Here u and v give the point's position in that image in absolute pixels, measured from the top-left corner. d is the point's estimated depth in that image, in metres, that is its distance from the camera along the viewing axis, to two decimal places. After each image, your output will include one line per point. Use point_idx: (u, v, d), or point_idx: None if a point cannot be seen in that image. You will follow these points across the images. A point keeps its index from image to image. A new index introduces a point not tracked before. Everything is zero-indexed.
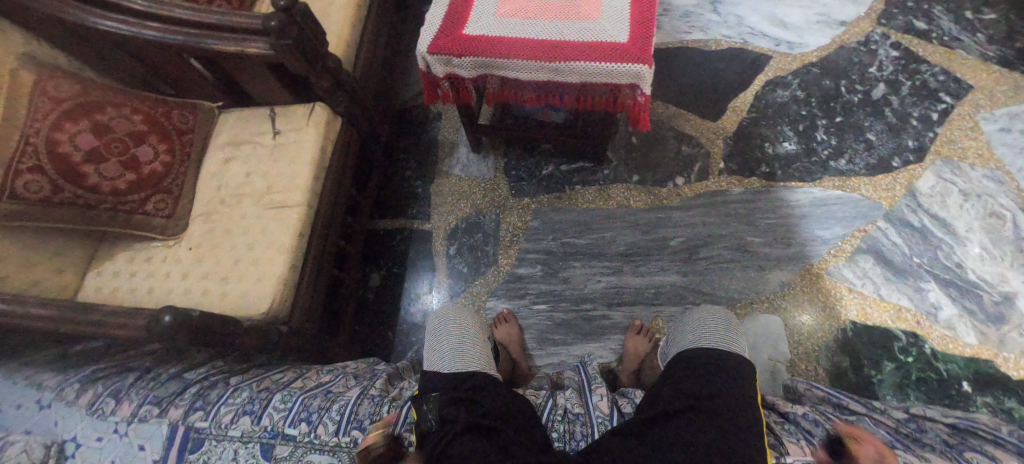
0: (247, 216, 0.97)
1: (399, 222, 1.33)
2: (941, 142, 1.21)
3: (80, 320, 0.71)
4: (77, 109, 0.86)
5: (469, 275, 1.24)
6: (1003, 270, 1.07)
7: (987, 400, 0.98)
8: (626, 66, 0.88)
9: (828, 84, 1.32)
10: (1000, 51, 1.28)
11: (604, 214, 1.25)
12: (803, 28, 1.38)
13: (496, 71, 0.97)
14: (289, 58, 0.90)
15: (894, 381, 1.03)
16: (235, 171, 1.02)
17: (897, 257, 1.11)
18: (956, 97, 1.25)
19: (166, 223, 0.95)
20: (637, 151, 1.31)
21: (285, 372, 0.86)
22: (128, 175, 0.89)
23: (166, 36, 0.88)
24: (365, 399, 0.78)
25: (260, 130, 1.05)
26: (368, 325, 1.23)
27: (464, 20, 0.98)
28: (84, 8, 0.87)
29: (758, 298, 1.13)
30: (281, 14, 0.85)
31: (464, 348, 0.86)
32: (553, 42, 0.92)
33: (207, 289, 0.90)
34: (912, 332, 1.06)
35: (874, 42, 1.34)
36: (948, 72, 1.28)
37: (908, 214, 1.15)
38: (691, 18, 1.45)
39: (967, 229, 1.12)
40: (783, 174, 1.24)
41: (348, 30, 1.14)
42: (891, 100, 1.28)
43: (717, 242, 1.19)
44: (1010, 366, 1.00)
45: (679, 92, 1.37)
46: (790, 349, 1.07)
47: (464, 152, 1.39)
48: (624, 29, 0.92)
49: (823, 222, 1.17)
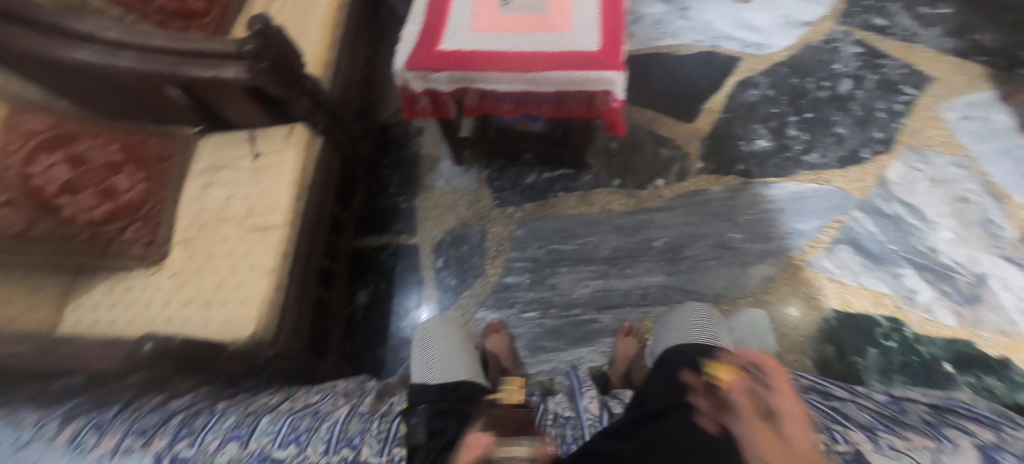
0: (229, 240, 0.96)
1: (384, 238, 1.33)
2: (906, 132, 1.25)
3: (58, 353, 0.70)
4: (52, 141, 0.86)
5: (458, 287, 1.25)
6: (974, 252, 1.11)
7: (970, 380, 1.01)
8: (600, 74, 0.91)
9: (796, 82, 1.36)
10: (956, 43, 1.34)
11: (588, 219, 1.27)
12: (769, 30, 1.43)
13: (473, 84, 0.99)
14: (266, 81, 0.92)
15: (879, 366, 1.05)
16: (215, 195, 1.02)
17: (873, 245, 1.15)
18: (917, 89, 1.30)
19: (146, 251, 0.95)
20: (616, 156, 1.33)
21: (272, 395, 0.85)
22: (106, 204, 0.89)
23: (141, 65, 0.88)
24: (354, 416, 0.78)
25: (240, 154, 1.06)
26: (358, 343, 1.22)
27: (439, 36, 0.99)
28: (55, 42, 0.87)
29: (743, 293, 1.15)
30: (257, 38, 0.85)
31: (451, 362, 0.87)
32: (528, 54, 0.94)
33: (190, 316, 0.89)
34: (892, 317, 1.08)
35: (837, 40, 1.39)
36: (908, 65, 1.33)
37: (880, 202, 1.19)
38: (661, 25, 1.49)
39: (937, 215, 1.15)
40: (758, 170, 1.27)
41: (326, 51, 1.15)
42: (857, 95, 1.32)
43: (700, 240, 1.21)
44: (988, 345, 1.03)
45: (654, 96, 1.40)
46: (776, 341, 1.09)
47: (447, 165, 1.40)
48: (595, 38, 0.94)
49: (800, 215, 1.20)
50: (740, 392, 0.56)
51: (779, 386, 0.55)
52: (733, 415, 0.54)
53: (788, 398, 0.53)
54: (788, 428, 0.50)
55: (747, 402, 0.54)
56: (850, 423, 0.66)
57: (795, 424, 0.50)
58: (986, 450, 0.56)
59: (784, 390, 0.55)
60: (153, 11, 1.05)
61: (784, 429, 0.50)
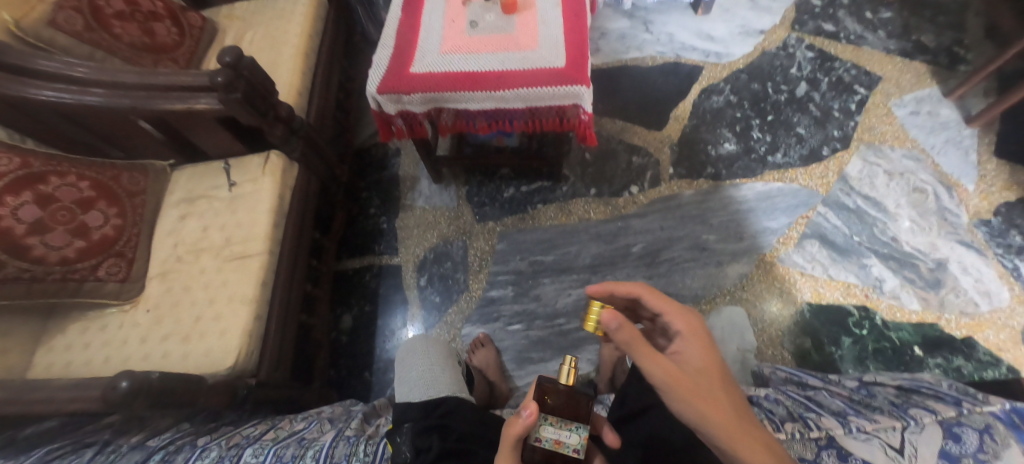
0: (206, 271, 0.95)
1: (367, 260, 1.33)
2: (861, 129, 1.32)
3: (30, 397, 0.68)
4: (18, 181, 0.83)
5: (442, 304, 1.25)
6: (933, 239, 1.17)
7: (938, 361, 1.06)
8: (568, 88, 0.94)
9: (756, 87, 1.42)
10: (900, 44, 1.42)
11: (567, 229, 1.30)
12: (728, 39, 1.50)
13: (446, 104, 1.01)
14: (238, 111, 0.93)
15: (854, 354, 1.09)
16: (191, 226, 1.01)
17: (839, 238, 1.19)
18: (868, 88, 1.38)
19: (120, 287, 0.93)
20: (591, 166, 1.37)
21: (256, 425, 0.84)
22: (78, 242, 0.87)
23: (111, 100, 0.88)
24: (341, 440, 0.77)
25: (215, 184, 1.06)
26: (344, 368, 1.21)
27: (410, 59, 1.02)
28: (21, 81, 0.86)
29: (720, 292, 1.18)
30: (227, 69, 0.88)
31: (437, 377, 0.87)
32: (497, 72, 0.97)
33: (168, 351, 0.88)
34: (863, 305, 1.13)
35: (792, 46, 1.47)
36: (858, 67, 1.41)
37: (843, 197, 1.24)
38: (627, 39, 1.55)
39: (896, 206, 1.21)
40: (727, 173, 1.32)
41: (299, 78, 1.17)
42: (814, 96, 1.39)
43: (676, 243, 1.24)
44: (953, 327, 1.08)
45: (624, 107, 1.45)
46: (755, 337, 1.12)
47: (426, 184, 1.41)
48: (560, 54, 0.98)
49: (769, 213, 1.25)
50: (628, 331, 0.54)
51: (670, 308, 0.61)
52: (637, 345, 0.54)
53: (685, 318, 0.60)
54: (689, 348, 0.58)
55: (648, 344, 0.54)
56: (823, 411, 0.69)
57: (696, 345, 0.58)
58: (948, 426, 0.60)
59: (674, 316, 0.61)
60: (123, 46, 1.04)
61: (684, 350, 0.58)
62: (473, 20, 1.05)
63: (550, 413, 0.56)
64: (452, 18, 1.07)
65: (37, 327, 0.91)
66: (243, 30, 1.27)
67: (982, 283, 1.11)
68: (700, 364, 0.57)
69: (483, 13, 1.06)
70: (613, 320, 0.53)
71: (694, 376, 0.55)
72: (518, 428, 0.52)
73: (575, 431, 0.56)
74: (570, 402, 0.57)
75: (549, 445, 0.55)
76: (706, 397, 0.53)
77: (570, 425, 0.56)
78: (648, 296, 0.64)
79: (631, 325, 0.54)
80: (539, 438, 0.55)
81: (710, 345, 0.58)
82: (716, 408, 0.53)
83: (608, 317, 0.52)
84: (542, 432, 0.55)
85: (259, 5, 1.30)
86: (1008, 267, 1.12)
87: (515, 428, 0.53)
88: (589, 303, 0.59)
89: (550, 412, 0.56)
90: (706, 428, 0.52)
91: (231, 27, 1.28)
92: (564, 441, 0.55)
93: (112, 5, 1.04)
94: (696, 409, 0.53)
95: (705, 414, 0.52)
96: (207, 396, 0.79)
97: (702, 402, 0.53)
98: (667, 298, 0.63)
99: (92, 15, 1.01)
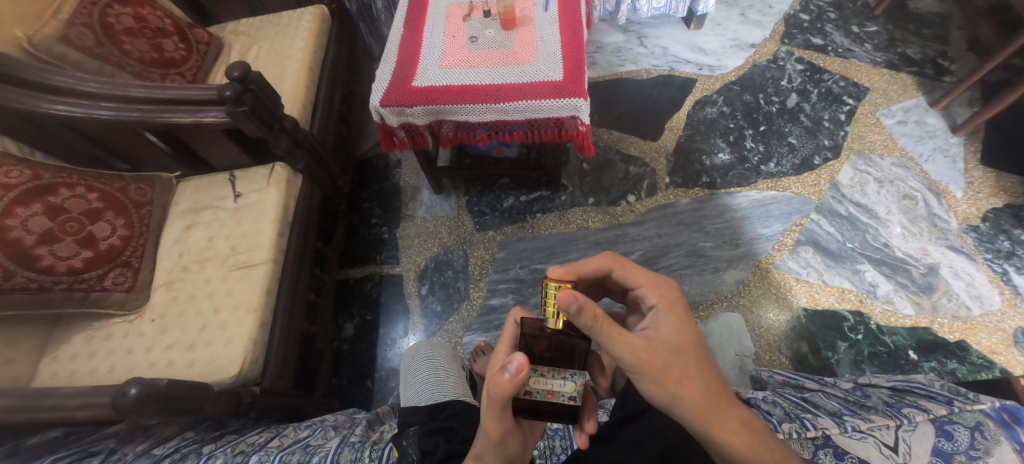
0: (211, 280, 0.97)
1: (368, 269, 1.35)
2: (851, 138, 1.36)
3: (38, 405, 0.69)
4: (29, 193, 0.84)
5: (443, 312, 1.27)
6: (924, 244, 1.19)
7: (933, 365, 1.07)
8: (567, 100, 0.97)
9: (749, 98, 1.46)
10: (886, 56, 1.47)
11: (566, 237, 1.32)
12: (720, 52, 1.54)
13: (447, 116, 1.04)
14: (244, 123, 0.95)
15: (850, 359, 1.10)
16: (196, 236, 1.03)
17: (832, 245, 1.22)
18: (857, 99, 1.41)
19: (126, 296, 0.94)
20: (589, 175, 1.39)
21: (260, 433, 0.84)
22: (85, 252, 0.88)
23: (121, 114, 0.90)
24: (345, 446, 0.78)
25: (221, 195, 1.07)
26: (346, 377, 1.22)
27: (412, 73, 1.05)
28: (33, 95, 0.88)
29: (717, 298, 1.20)
30: (236, 83, 0.91)
31: (440, 382, 0.88)
32: (497, 85, 1.00)
33: (173, 359, 0.89)
34: (857, 311, 1.15)
35: (782, 59, 1.51)
36: (846, 78, 1.45)
37: (836, 204, 1.27)
38: (622, 53, 1.59)
39: (887, 212, 1.24)
40: (722, 181, 1.35)
41: (303, 92, 1.20)
42: (805, 107, 1.43)
43: (674, 250, 1.27)
44: (946, 330, 1.10)
45: (620, 118, 1.48)
46: (753, 342, 1.14)
47: (426, 194, 1.44)
48: (558, 68, 1.01)
49: (764, 221, 1.27)
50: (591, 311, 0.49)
51: (645, 283, 0.61)
52: (603, 327, 0.50)
53: (659, 293, 0.59)
54: (663, 324, 0.57)
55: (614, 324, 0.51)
56: (819, 411, 0.70)
57: (671, 323, 0.57)
58: (940, 424, 0.61)
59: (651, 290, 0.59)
60: (132, 61, 1.07)
61: (657, 325, 0.57)
62: (473, 36, 1.08)
63: (539, 363, 0.55)
64: (453, 33, 1.11)
65: (42, 337, 0.91)
66: (248, 46, 1.30)
67: (973, 287, 1.13)
68: (674, 340, 0.55)
69: (483, 28, 1.09)
70: (573, 302, 0.49)
71: (668, 356, 0.54)
72: (505, 386, 0.49)
73: (569, 379, 0.55)
74: (563, 352, 0.55)
75: (541, 395, 0.55)
76: (679, 376, 0.53)
77: (563, 374, 0.55)
78: (621, 273, 0.63)
79: (594, 306, 0.49)
80: (529, 390, 0.55)
81: (685, 321, 0.57)
82: (688, 387, 0.53)
83: (565, 299, 0.49)
84: (533, 384, 0.55)
85: (263, 22, 1.34)
86: (998, 271, 1.14)
87: (500, 386, 0.49)
88: (544, 284, 0.53)
89: (540, 363, 0.55)
90: (675, 406, 0.54)
91: (236, 43, 1.31)
92: (556, 390, 0.55)
93: (122, 22, 1.07)
94: (668, 388, 0.53)
95: (675, 393, 0.53)
96: (212, 403, 0.79)
97: (674, 381, 0.53)
98: (641, 272, 0.62)
99: (103, 31, 1.03)
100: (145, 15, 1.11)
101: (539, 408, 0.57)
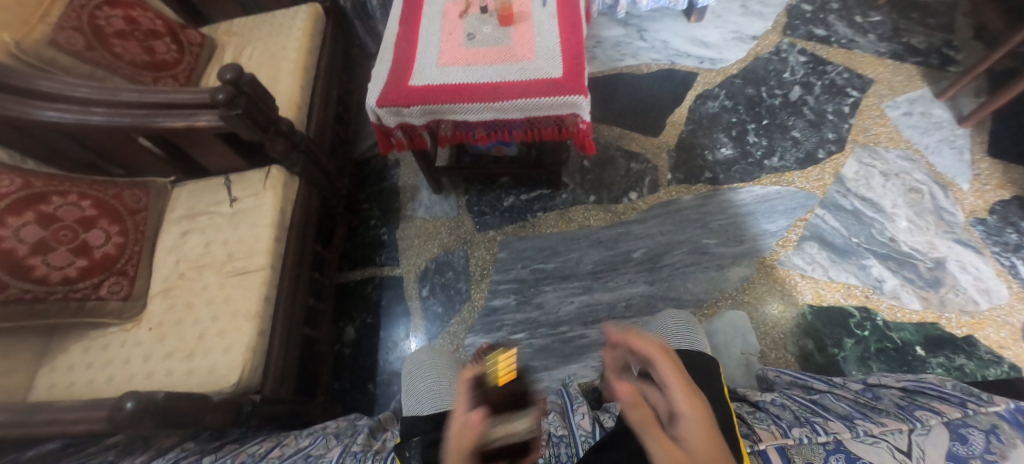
0: (208, 287, 0.95)
1: (368, 271, 1.33)
2: (856, 131, 1.34)
3: (34, 419, 0.67)
4: (19, 201, 0.82)
5: (445, 314, 1.25)
6: (930, 238, 1.18)
7: (941, 360, 1.06)
8: (567, 97, 0.95)
9: (751, 92, 1.44)
10: (891, 47, 1.44)
11: (568, 236, 1.30)
12: (721, 45, 1.52)
13: (445, 116, 1.02)
14: (239, 127, 0.93)
15: (857, 356, 1.09)
16: (193, 242, 1.01)
17: (838, 240, 1.20)
18: (861, 90, 1.39)
19: (123, 305, 0.93)
20: (590, 173, 1.38)
21: (260, 442, 0.83)
22: (79, 261, 0.87)
23: (113, 120, 0.89)
24: (347, 457, 0.76)
25: (217, 199, 1.06)
26: (347, 382, 1.21)
27: (408, 73, 1.03)
28: (22, 101, 0.86)
29: (721, 296, 1.18)
30: (228, 86, 0.89)
31: (442, 389, 0.86)
32: (496, 84, 0.98)
33: (171, 369, 0.87)
34: (864, 306, 1.13)
35: (784, 51, 1.48)
36: (850, 70, 1.43)
37: (841, 199, 1.25)
38: (622, 47, 1.57)
39: (893, 206, 1.22)
40: (724, 177, 1.33)
41: (299, 93, 1.18)
42: (808, 100, 1.40)
43: (676, 248, 1.25)
44: (954, 325, 1.09)
45: (620, 114, 1.46)
46: (758, 340, 1.13)
47: (426, 194, 1.42)
48: (557, 65, 0.99)
49: (768, 217, 1.26)
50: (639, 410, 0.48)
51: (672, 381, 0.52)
52: (649, 432, 0.46)
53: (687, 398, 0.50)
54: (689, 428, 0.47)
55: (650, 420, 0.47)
56: (829, 414, 0.69)
57: (701, 416, 0.48)
58: (954, 427, 0.60)
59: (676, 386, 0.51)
60: (123, 64, 1.05)
61: (682, 413, 0.49)
62: (470, 33, 1.06)
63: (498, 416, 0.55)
64: (449, 31, 1.08)
65: (39, 347, 0.90)
66: (242, 46, 1.28)
67: (981, 281, 1.12)
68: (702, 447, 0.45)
69: (480, 25, 1.07)
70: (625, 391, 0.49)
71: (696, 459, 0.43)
72: (469, 439, 0.48)
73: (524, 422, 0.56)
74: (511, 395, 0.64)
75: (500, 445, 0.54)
76: None
77: (518, 419, 0.55)
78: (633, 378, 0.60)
79: (642, 402, 0.49)
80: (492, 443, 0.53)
81: (710, 413, 0.49)
82: None
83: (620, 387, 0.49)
84: (495, 435, 0.53)
85: (257, 21, 1.32)
86: (1005, 265, 1.13)
87: (465, 439, 0.48)
88: (494, 356, 0.68)
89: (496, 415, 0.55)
90: None
91: (229, 43, 1.29)
92: (514, 433, 0.54)
93: (112, 24, 1.05)
94: None
95: None
96: (211, 414, 0.78)
97: None
98: (651, 343, 0.57)
99: (93, 34, 1.01)
100: (136, 17, 1.09)
101: (497, 453, 0.55)
